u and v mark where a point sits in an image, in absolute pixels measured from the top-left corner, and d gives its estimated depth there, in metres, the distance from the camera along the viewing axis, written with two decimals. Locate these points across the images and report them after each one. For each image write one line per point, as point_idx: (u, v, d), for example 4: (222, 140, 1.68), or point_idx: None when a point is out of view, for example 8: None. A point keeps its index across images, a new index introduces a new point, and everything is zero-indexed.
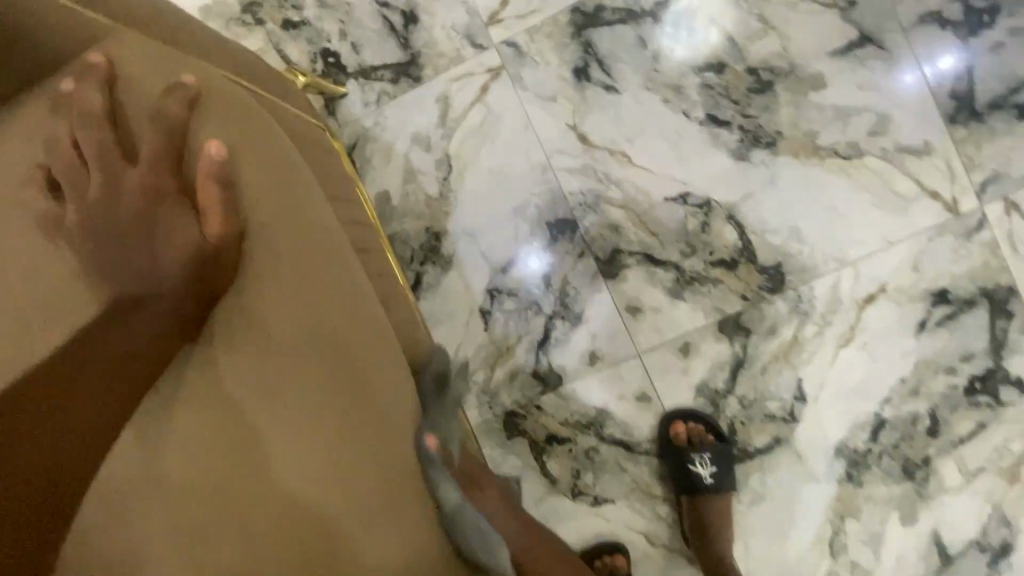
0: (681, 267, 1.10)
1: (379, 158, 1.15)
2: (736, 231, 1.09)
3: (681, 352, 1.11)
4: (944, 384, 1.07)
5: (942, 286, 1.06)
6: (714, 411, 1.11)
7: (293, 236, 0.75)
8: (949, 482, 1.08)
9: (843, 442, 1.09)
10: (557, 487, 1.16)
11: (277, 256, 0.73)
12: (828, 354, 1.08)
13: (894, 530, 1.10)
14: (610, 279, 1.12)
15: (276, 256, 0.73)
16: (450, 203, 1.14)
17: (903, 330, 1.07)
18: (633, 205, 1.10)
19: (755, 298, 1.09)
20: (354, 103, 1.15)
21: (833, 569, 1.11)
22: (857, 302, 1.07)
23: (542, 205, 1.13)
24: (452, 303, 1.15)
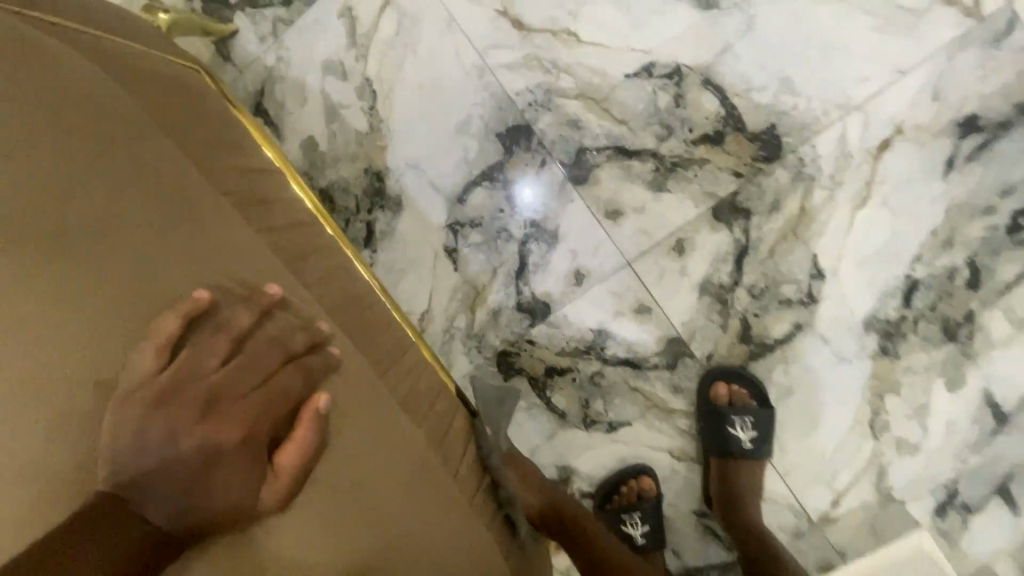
0: (659, 153, 0.95)
1: (292, 99, 1.00)
2: (715, 95, 0.93)
3: (676, 251, 0.98)
4: (982, 228, 0.92)
5: (970, 112, 0.89)
6: (722, 309, 0.99)
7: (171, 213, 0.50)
8: (999, 335, 0.96)
9: (872, 314, 0.97)
10: (567, 420, 1.07)
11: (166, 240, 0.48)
12: (843, 219, 0.94)
13: (940, 398, 0.99)
14: (581, 184, 0.98)
15: (164, 240, 0.48)
16: (384, 134, 0.99)
17: (929, 174, 0.91)
18: (591, 90, 0.95)
19: (750, 171, 0.94)
20: (250, 42, 0.99)
21: (877, 450, 1.02)
22: (870, 152, 0.92)
23: (487, 114, 0.97)
24: (412, 249, 1.03)
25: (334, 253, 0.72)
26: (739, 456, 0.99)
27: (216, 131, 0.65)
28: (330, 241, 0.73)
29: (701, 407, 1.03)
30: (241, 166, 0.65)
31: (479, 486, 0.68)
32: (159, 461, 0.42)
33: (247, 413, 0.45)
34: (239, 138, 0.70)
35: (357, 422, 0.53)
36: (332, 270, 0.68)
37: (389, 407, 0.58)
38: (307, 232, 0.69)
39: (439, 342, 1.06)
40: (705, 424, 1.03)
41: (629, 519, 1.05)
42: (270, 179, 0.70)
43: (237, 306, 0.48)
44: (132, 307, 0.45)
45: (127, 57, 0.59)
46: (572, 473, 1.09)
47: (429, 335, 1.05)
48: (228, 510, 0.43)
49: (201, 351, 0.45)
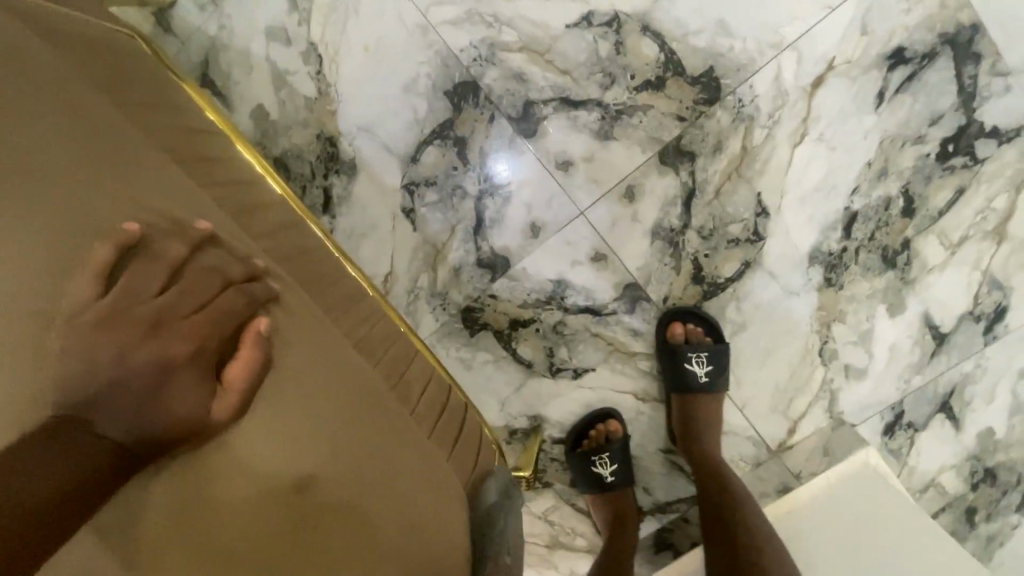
0: (603, 102, 0.98)
1: (238, 68, 1.00)
2: (654, 41, 0.95)
3: (626, 198, 1.01)
4: (913, 157, 0.96)
5: (896, 44, 0.93)
6: (675, 252, 1.03)
7: (101, 157, 0.53)
8: (934, 260, 1.01)
9: (816, 247, 1.01)
10: (534, 370, 1.11)
11: (97, 179, 0.52)
12: (783, 156, 0.98)
13: (884, 324, 1.05)
14: (531, 137, 1.00)
15: (96, 180, 0.51)
16: (333, 99, 1.00)
17: (862, 107, 0.95)
18: (533, 43, 0.97)
19: (692, 115, 0.97)
20: (190, 12, 0.99)
21: (827, 377, 1.08)
22: (805, 89, 0.95)
23: (433, 73, 0.98)
24: (370, 212, 1.04)
25: (283, 209, 0.73)
26: (697, 391, 1.04)
27: (152, 91, 0.66)
28: (279, 198, 0.75)
29: (659, 348, 1.07)
30: (179, 125, 0.66)
31: (438, 420, 0.71)
32: (111, 375, 0.46)
33: (191, 331, 0.51)
34: (178, 100, 0.71)
35: (302, 356, 0.58)
36: (280, 224, 0.70)
37: (335, 343, 0.62)
38: (253, 188, 0.71)
39: (404, 302, 1.08)
40: (665, 365, 1.07)
41: (598, 459, 1.09)
42: (212, 139, 0.71)
43: (173, 239, 0.53)
44: (71, 241, 0.49)
45: (44, 6, 0.58)
46: (542, 422, 1.13)
47: (394, 296, 1.07)
48: (180, 419, 0.48)
49: (141, 278, 0.50)
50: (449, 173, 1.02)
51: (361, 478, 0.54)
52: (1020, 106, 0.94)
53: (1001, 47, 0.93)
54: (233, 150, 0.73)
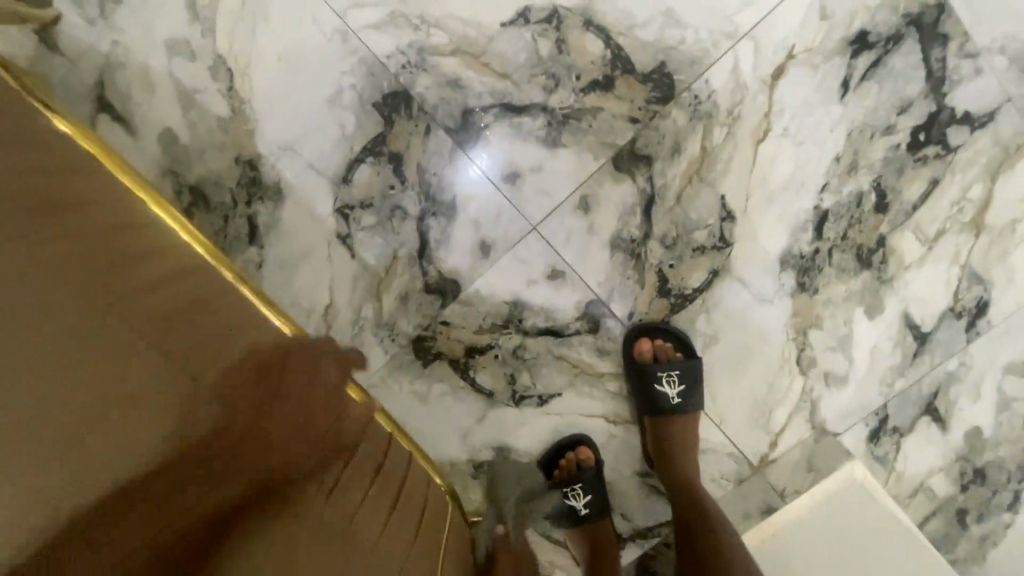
0: (549, 107, 0.89)
1: (138, 89, 0.89)
2: (599, 37, 0.87)
3: (581, 209, 0.93)
4: (884, 148, 0.90)
5: (858, 29, 0.86)
6: (637, 264, 0.95)
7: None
8: (911, 257, 0.95)
9: (786, 250, 0.94)
10: (496, 400, 1.01)
11: None
12: (746, 155, 0.90)
13: (862, 326, 0.98)
14: (473, 148, 0.91)
15: None
16: (249, 117, 0.90)
17: (826, 98, 0.88)
18: (467, 45, 0.87)
19: (646, 115, 0.89)
20: (77, 28, 0.87)
21: (807, 386, 1.01)
22: (764, 82, 0.87)
23: (359, 83, 0.89)
24: (301, 241, 0.94)
25: (169, 258, 0.64)
26: (671, 413, 0.96)
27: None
28: (163, 246, 0.65)
29: (627, 368, 0.99)
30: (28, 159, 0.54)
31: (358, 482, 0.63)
32: None
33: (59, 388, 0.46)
34: (34, 132, 0.59)
35: (146, 428, 0.51)
36: (162, 277, 0.60)
37: (205, 410, 0.55)
38: (129, 236, 0.61)
39: (347, 336, 0.97)
40: (636, 386, 0.99)
41: (571, 491, 1.01)
42: (76, 178, 0.60)
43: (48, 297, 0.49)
44: None
45: None
46: (509, 453, 1.03)
47: (336, 330, 0.97)
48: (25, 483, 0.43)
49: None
50: (386, 193, 0.92)
51: (198, 574, 0.47)
52: (992, 88, 0.88)
53: (967, 28, 0.86)
54: (106, 191, 0.63)
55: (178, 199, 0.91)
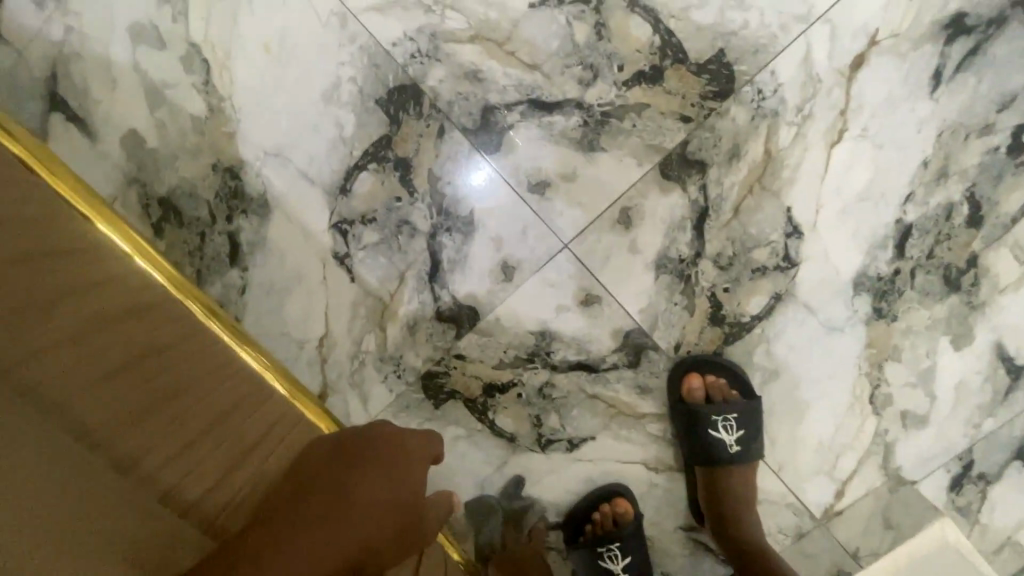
0: (585, 104, 0.75)
1: (98, 82, 0.75)
2: (645, 20, 0.73)
3: (621, 225, 0.79)
4: (981, 151, 0.76)
5: (952, 10, 0.72)
6: (686, 287, 0.81)
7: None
8: (1006, 279, 0.81)
9: (862, 271, 0.80)
10: (518, 446, 0.86)
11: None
12: (818, 159, 0.76)
13: (948, 359, 0.84)
14: (494, 153, 0.77)
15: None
16: (230, 116, 0.76)
17: (914, 93, 0.74)
18: (488, 30, 0.74)
19: (699, 114, 0.75)
20: (26, 10, 0.73)
21: (881, 428, 0.87)
22: (841, 73, 0.74)
23: (361, 76, 0.75)
24: (289, 261, 0.80)
25: (107, 294, 0.48)
26: (727, 462, 0.82)
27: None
28: (104, 276, 0.50)
29: (673, 409, 0.85)
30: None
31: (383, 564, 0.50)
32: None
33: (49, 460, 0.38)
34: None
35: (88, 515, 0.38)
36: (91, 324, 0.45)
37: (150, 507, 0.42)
38: (52, 264, 0.46)
39: (345, 373, 0.83)
40: (683, 430, 0.85)
41: (606, 551, 0.86)
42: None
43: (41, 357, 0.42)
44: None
45: None
46: (533, 507, 0.88)
47: (331, 367, 0.82)
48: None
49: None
50: (392, 206, 0.78)
51: None
52: None
53: None
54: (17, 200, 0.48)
55: (145, 213, 0.77)
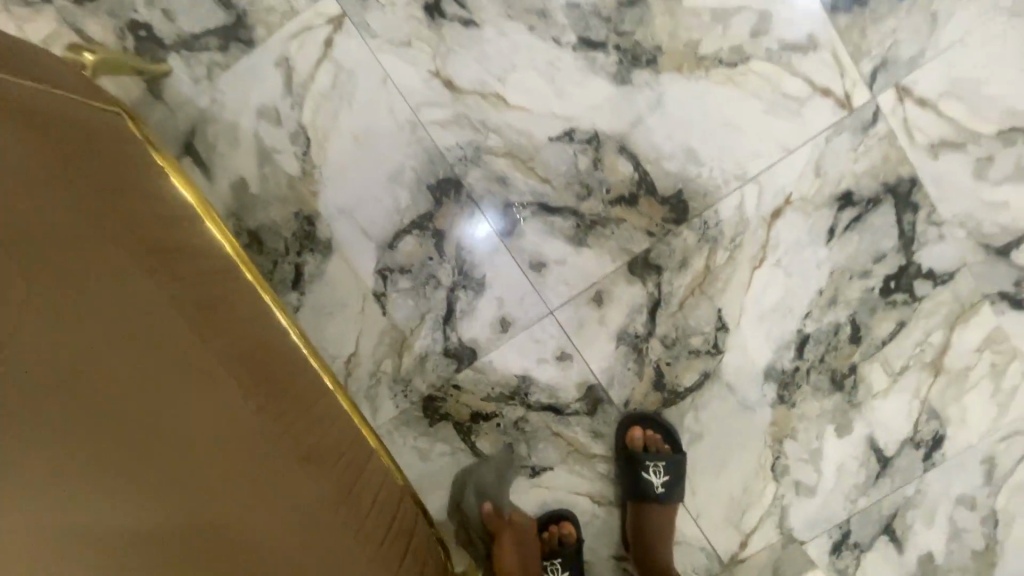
0: (579, 212, 1.02)
1: (225, 142, 1.00)
2: (630, 162, 1.01)
3: (595, 303, 1.04)
4: (861, 289, 1.04)
5: (845, 189, 1.01)
6: (638, 357, 1.05)
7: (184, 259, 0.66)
8: (878, 386, 1.06)
9: (770, 365, 1.06)
10: (490, 465, 1.07)
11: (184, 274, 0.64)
12: (743, 277, 1.03)
13: (832, 443, 1.08)
14: (508, 237, 1.03)
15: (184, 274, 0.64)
16: (317, 181, 1.01)
17: (814, 241, 1.03)
18: (517, 150, 1.01)
19: (661, 232, 1.02)
20: (182, 82, 0.99)
21: (778, 492, 1.09)
22: (764, 219, 1.02)
23: (419, 167, 1.01)
24: (337, 292, 1.03)
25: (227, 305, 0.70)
26: (654, 500, 1.04)
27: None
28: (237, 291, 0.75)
29: (618, 452, 1.07)
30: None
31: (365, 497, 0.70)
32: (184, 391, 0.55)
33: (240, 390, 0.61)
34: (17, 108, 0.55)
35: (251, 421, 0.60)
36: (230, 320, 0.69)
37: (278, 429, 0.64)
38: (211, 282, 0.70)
39: (364, 385, 1.05)
40: (623, 470, 1.07)
41: (549, 565, 1.05)
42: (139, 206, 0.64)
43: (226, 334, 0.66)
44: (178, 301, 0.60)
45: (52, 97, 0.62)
46: None
47: (355, 379, 1.04)
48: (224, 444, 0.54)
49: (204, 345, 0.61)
50: (424, 263, 1.03)
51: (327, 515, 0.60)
52: (954, 254, 1.03)
53: (935, 201, 1.01)
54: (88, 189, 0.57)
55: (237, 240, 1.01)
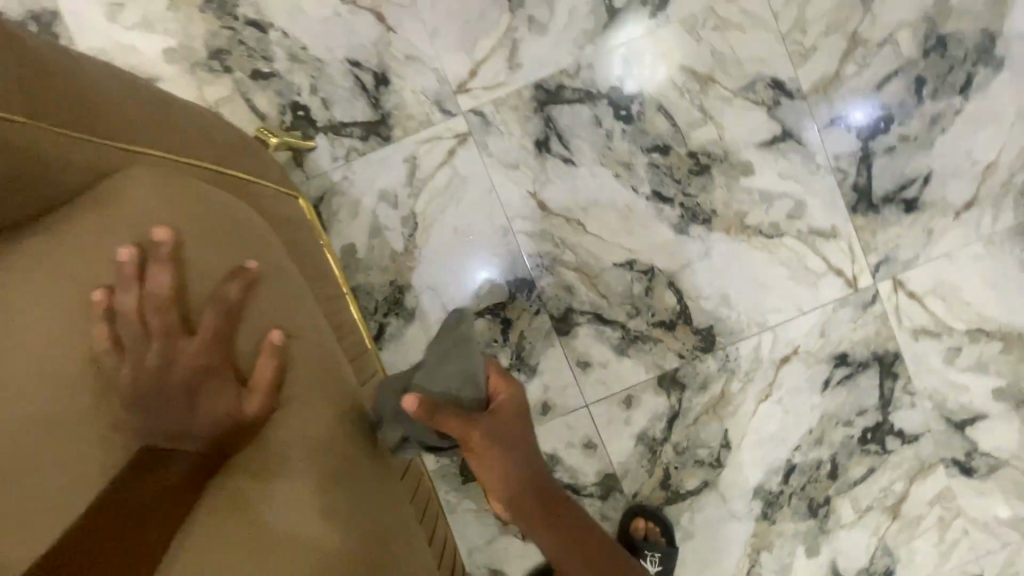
0: (626, 326, 1.22)
1: (345, 212, 1.19)
2: (675, 295, 1.21)
3: (624, 404, 1.22)
4: (843, 434, 1.24)
5: (842, 350, 1.23)
6: (651, 457, 1.23)
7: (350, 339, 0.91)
8: (845, 518, 1.25)
9: (759, 484, 1.24)
10: (508, 528, 1.22)
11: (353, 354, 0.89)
12: (749, 406, 1.23)
13: (800, 561, 1.26)
14: (563, 336, 1.21)
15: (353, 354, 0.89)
16: (415, 258, 1.20)
17: (811, 388, 1.23)
18: (585, 267, 1.21)
19: (689, 356, 1.22)
20: (322, 157, 1.18)
21: None
22: (774, 361, 1.23)
23: (502, 264, 1.20)
24: (411, 354, 1.20)
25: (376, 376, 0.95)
26: None
27: (208, 216, 0.72)
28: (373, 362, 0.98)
29: (621, 536, 1.22)
30: (211, 255, 0.71)
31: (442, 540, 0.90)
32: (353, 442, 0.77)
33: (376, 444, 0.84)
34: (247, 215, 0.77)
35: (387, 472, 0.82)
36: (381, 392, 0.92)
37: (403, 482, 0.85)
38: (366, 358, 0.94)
39: None
40: None
41: None
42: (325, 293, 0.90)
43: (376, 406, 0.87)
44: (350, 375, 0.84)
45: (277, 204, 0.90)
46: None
47: None
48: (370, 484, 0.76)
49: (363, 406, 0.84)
50: (489, 344, 1.21)
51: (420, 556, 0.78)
52: (921, 420, 1.24)
53: (912, 374, 1.24)
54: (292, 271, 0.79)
55: None
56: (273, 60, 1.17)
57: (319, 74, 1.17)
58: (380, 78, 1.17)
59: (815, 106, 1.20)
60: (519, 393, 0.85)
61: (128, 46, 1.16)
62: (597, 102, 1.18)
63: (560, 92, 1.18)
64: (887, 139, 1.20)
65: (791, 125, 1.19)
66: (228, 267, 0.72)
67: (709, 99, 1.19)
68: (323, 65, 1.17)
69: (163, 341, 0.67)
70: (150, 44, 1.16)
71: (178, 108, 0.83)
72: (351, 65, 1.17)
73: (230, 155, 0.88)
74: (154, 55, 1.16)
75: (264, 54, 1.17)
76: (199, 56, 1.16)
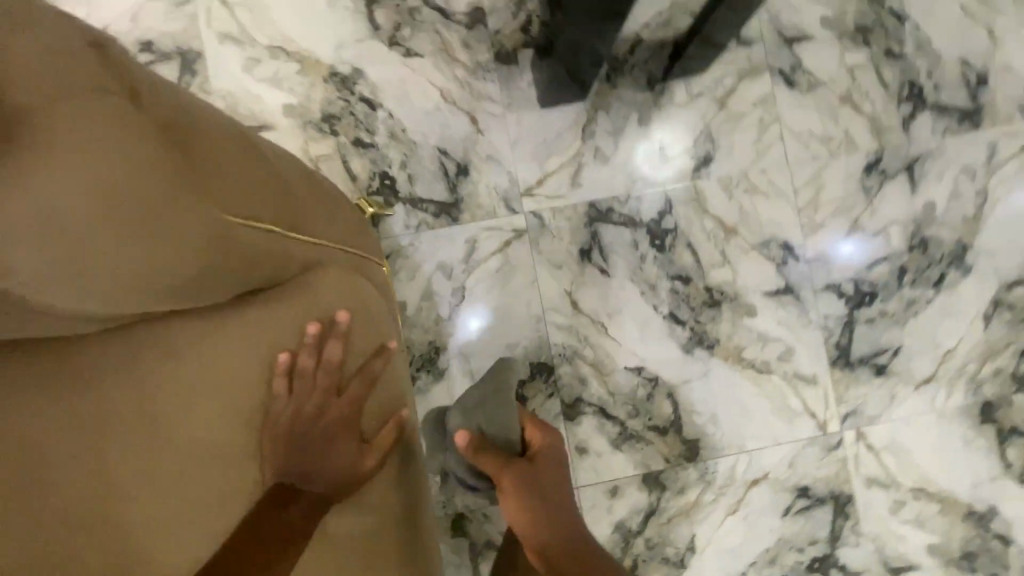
0: (625, 424, 1.37)
1: (405, 273, 1.35)
2: (672, 405, 1.38)
3: (610, 493, 1.36)
4: (793, 559, 1.39)
5: (805, 483, 1.40)
6: (624, 546, 1.36)
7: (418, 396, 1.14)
8: None
9: None
10: None
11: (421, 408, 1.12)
12: (718, 517, 1.38)
13: None
14: (569, 421, 1.37)
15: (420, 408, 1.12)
16: (455, 325, 1.35)
17: (773, 511, 1.39)
18: (600, 364, 1.37)
19: (674, 461, 1.38)
20: (396, 223, 1.35)
21: None
22: (746, 481, 1.39)
23: (529, 347, 1.36)
24: (430, 412, 1.32)
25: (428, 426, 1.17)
26: None
27: (367, 308, 0.96)
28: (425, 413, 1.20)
29: None
30: (361, 338, 0.95)
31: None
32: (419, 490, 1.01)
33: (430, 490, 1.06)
34: (380, 306, 1.01)
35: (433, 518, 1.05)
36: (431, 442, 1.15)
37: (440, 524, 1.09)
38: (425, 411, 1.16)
39: None
40: None
41: None
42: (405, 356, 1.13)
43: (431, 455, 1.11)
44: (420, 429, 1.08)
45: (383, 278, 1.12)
46: None
47: None
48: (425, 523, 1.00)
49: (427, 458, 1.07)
50: None
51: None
52: (863, 560, 1.40)
53: (860, 517, 1.40)
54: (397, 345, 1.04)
55: None
56: (374, 133, 1.36)
57: (411, 154, 1.36)
58: (461, 169, 1.37)
59: (815, 271, 1.42)
60: (554, 435, 1.02)
61: (254, 95, 1.35)
62: (638, 228, 1.38)
63: (609, 213, 1.38)
64: (869, 311, 1.42)
65: (793, 283, 1.41)
66: (372, 345, 0.96)
67: (731, 246, 1.40)
68: (416, 147, 1.36)
69: (322, 397, 0.90)
70: (274, 97, 1.35)
71: (326, 198, 1.05)
72: (439, 153, 1.37)
73: (356, 234, 1.09)
74: (275, 107, 1.35)
75: (368, 127, 1.36)
76: (313, 117, 1.35)
